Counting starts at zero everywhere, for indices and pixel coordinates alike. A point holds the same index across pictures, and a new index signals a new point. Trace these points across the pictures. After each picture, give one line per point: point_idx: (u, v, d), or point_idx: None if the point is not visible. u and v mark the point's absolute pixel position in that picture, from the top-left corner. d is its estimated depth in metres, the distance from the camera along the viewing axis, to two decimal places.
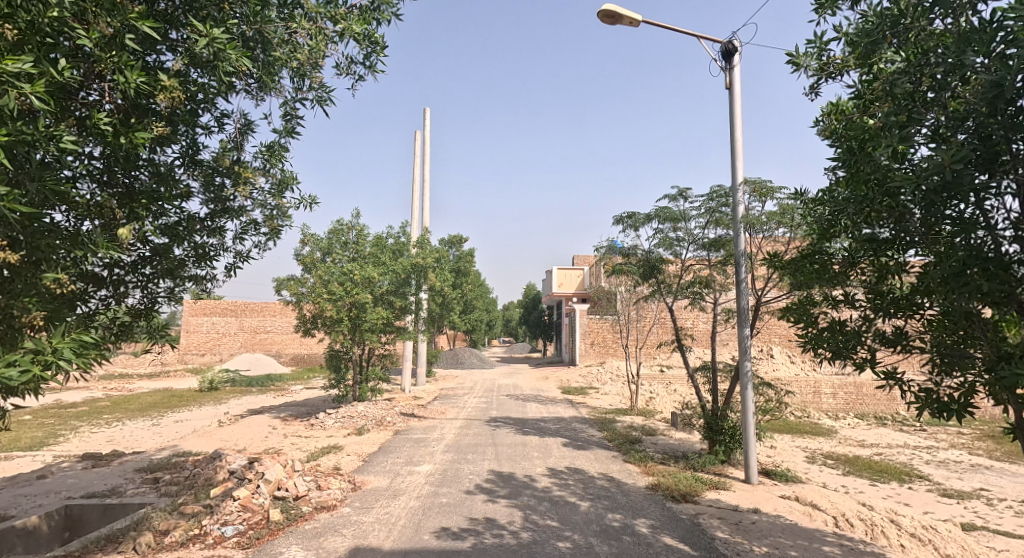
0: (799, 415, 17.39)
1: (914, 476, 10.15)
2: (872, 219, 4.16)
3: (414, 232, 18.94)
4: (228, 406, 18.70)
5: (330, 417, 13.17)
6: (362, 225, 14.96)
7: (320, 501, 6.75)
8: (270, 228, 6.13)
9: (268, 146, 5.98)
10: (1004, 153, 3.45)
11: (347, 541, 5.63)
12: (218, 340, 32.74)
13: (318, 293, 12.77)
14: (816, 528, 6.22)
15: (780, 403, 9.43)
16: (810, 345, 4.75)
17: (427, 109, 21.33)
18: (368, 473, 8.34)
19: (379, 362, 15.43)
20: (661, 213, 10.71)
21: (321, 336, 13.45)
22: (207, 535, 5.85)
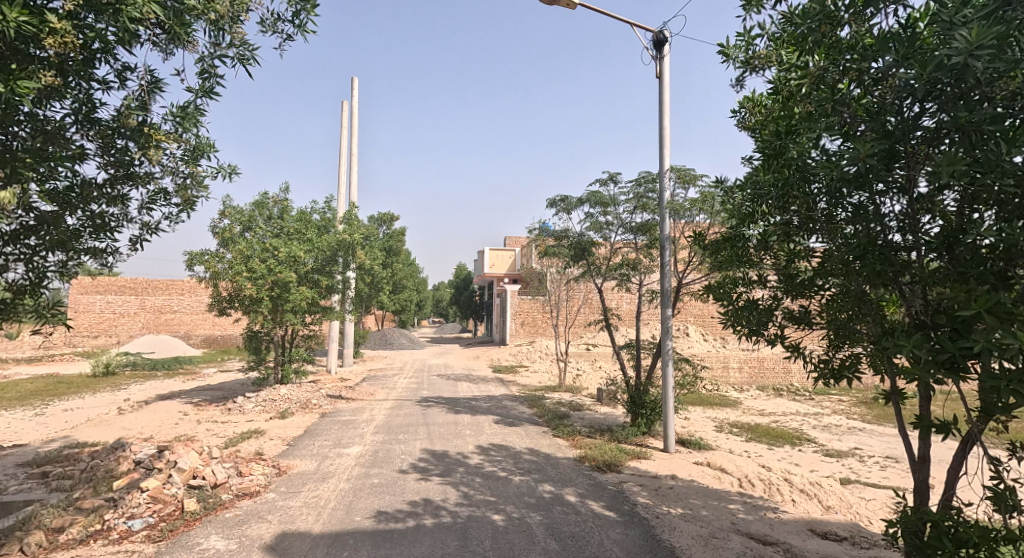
0: (710, 388, 18.77)
1: (804, 440, 11.34)
2: (789, 204, 4.57)
3: (341, 208, 18.50)
4: (128, 392, 17.71)
5: (250, 402, 12.80)
6: (286, 200, 14.52)
7: (241, 489, 6.68)
8: (182, 199, 5.59)
9: (181, 107, 5.16)
10: (898, 150, 3.90)
11: (272, 527, 5.65)
12: (113, 320, 30.57)
13: (235, 271, 12.21)
14: (724, 489, 6.91)
15: (696, 377, 10.18)
16: (729, 321, 5.25)
17: (355, 78, 20.73)
18: (294, 457, 8.29)
19: (303, 343, 15.11)
20: (592, 197, 11.16)
21: (238, 316, 12.95)
22: (112, 530, 5.63)
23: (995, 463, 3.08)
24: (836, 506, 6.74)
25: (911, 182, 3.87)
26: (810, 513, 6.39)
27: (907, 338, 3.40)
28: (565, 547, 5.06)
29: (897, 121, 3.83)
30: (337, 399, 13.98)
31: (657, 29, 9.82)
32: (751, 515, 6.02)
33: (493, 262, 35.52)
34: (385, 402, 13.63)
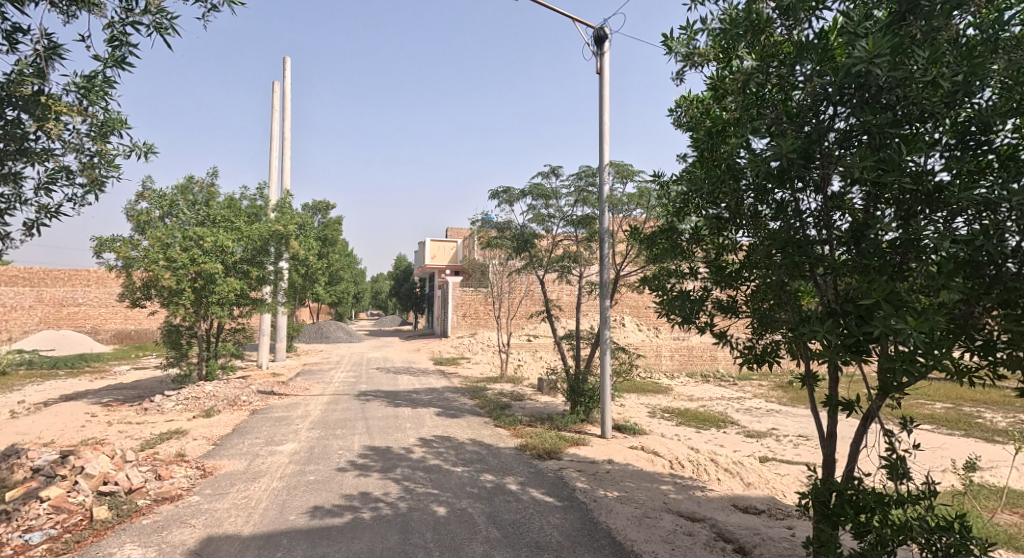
0: (644, 375, 19.52)
1: (728, 422, 12.06)
2: (719, 200, 4.82)
3: (272, 196, 17.85)
4: (27, 394, 16.35)
5: (169, 401, 12.15)
6: (212, 185, 13.97)
7: (161, 493, 6.36)
8: (87, 179, 5.04)
9: (86, 78, 4.61)
10: (816, 151, 4.18)
11: (196, 532, 5.40)
12: (5, 315, 28.01)
13: (150, 260, 11.50)
14: (656, 471, 7.27)
15: (631, 365, 10.60)
16: (664, 311, 5.49)
17: (287, 58, 19.91)
18: (221, 458, 7.98)
19: (230, 337, 14.47)
20: (534, 189, 11.32)
21: (156, 307, 12.24)
22: (5, 546, 5.17)
23: (889, 435, 3.42)
24: (756, 482, 7.26)
25: (827, 181, 4.17)
26: (733, 489, 6.84)
27: (820, 324, 3.68)
28: (506, 534, 5.17)
29: (816, 124, 4.13)
30: (268, 395, 13.54)
31: (598, 26, 10.05)
32: (680, 494, 6.38)
33: (435, 254, 35.19)
34: (321, 397, 13.33)
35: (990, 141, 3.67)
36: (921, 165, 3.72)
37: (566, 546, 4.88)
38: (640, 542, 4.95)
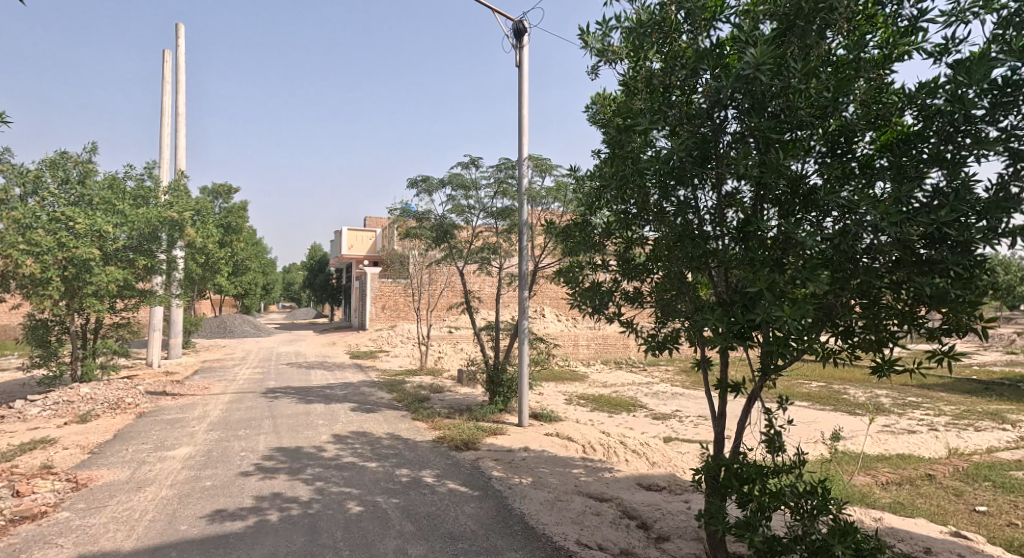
0: (561, 364, 20.09)
1: (638, 406, 12.74)
2: (627, 196, 5.02)
3: (164, 177, 16.54)
4: None
5: (36, 405, 10.90)
6: (89, 161, 12.43)
7: (22, 512, 5.63)
8: None
9: None
10: (710, 151, 4.45)
11: (67, 551, 4.88)
12: None
13: (8, 247, 10.18)
14: (569, 456, 7.57)
15: (548, 355, 10.87)
16: (577, 301, 5.69)
17: (181, 26, 18.43)
18: (99, 467, 7.30)
19: (112, 333, 13.25)
20: (454, 179, 11.27)
21: (17, 301, 11.00)
22: None
23: (768, 413, 3.79)
24: (661, 461, 7.76)
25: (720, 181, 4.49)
26: (639, 469, 7.26)
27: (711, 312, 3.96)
28: (421, 527, 5.19)
29: (712, 126, 4.40)
30: (159, 396, 12.57)
31: (517, 19, 10.16)
32: (590, 477, 6.69)
33: (351, 244, 34.10)
34: (222, 396, 12.57)
35: (853, 150, 4.13)
36: (797, 169, 4.11)
37: (480, 535, 4.98)
38: (551, 524, 5.15)
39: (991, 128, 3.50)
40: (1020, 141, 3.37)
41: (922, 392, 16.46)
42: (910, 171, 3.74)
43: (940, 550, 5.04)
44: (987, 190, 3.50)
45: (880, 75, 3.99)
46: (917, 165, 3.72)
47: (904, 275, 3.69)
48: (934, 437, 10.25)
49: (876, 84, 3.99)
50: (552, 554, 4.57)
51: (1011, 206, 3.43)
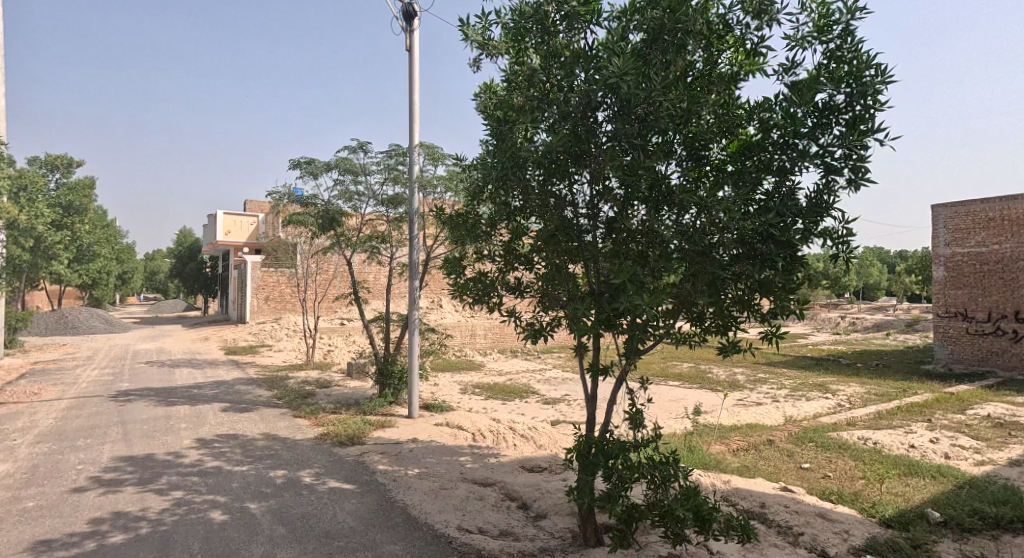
0: (456, 353, 20.17)
1: (530, 392, 13.15)
2: (509, 190, 4.99)
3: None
4: None
5: None
6: None
7: None
8: None
9: None
10: (585, 148, 4.62)
11: None
12: None
13: None
14: (457, 445, 7.67)
15: (440, 345, 10.85)
16: (457, 293, 5.46)
17: None
18: None
19: None
20: (341, 164, 10.83)
21: None
22: None
23: (631, 393, 4.14)
24: (546, 443, 8.12)
25: (594, 177, 4.68)
26: (525, 453, 7.55)
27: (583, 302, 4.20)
28: (292, 530, 5.01)
29: (588, 122, 4.51)
30: None
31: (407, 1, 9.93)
32: (475, 463, 6.85)
33: (229, 229, 31.49)
34: (61, 403, 11.10)
35: (704, 155, 4.58)
36: (660, 170, 4.45)
37: (357, 531, 4.91)
38: (434, 513, 5.22)
39: (812, 144, 4.07)
40: (832, 157, 3.94)
41: (774, 369, 18.62)
42: (748, 177, 4.24)
43: (772, 504, 5.83)
44: (806, 196, 4.10)
45: (729, 89, 4.44)
46: (756, 172, 4.23)
47: (741, 267, 4.21)
48: (776, 407, 11.70)
49: (726, 97, 4.45)
50: (431, 542, 4.64)
51: (823, 211, 4.05)
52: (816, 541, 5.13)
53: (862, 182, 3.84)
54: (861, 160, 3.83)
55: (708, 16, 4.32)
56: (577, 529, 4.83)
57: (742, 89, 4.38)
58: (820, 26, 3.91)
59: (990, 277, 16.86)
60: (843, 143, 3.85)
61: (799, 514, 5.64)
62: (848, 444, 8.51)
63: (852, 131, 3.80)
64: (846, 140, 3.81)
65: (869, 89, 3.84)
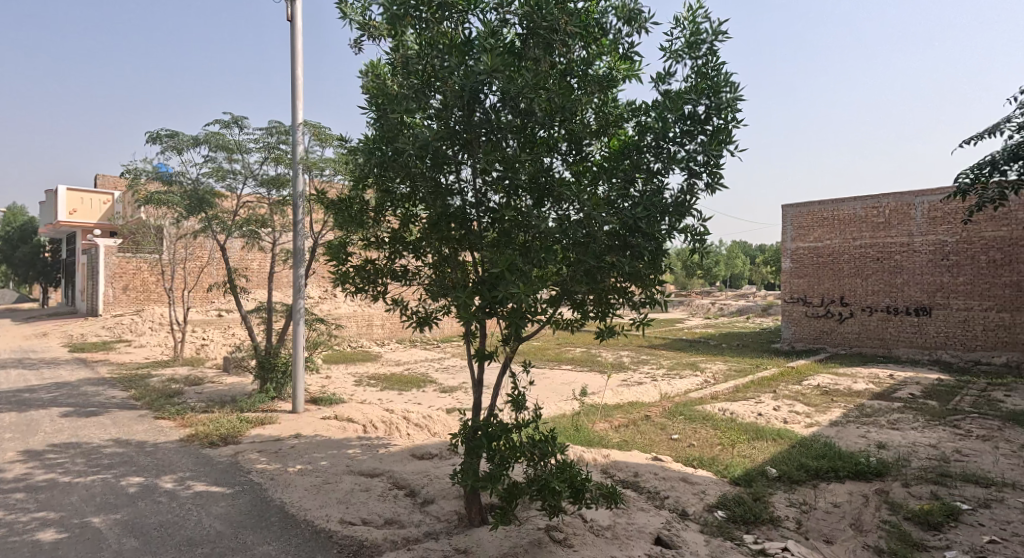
0: (350, 345, 19.55)
1: (427, 381, 13.10)
2: (393, 178, 4.87)
3: None
4: None
5: None
6: None
7: None
8: None
9: None
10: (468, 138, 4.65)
11: None
12: None
13: None
14: (344, 437, 7.50)
15: (329, 336, 10.46)
16: (338, 281, 5.16)
17: None
18: None
19: None
20: (211, 139, 10.00)
21: None
22: None
23: (514, 377, 4.32)
24: (439, 431, 8.19)
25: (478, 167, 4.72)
26: (416, 441, 7.56)
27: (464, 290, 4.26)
28: (146, 542, 4.58)
29: (473, 112, 4.53)
30: None
31: None
32: (363, 454, 6.75)
33: (75, 208, 27.75)
34: None
35: (586, 151, 4.83)
36: (541, 164, 4.60)
37: (225, 535, 4.66)
38: (314, 508, 5.10)
39: (679, 149, 4.45)
40: (695, 162, 4.34)
41: (654, 351, 20.10)
42: (622, 176, 4.56)
43: (644, 472, 6.38)
44: (672, 196, 4.48)
45: (605, 92, 4.71)
46: (630, 172, 4.54)
47: (616, 259, 4.50)
48: (655, 385, 12.67)
49: (603, 99, 4.72)
50: (309, 538, 4.55)
51: (686, 210, 4.45)
52: (678, 502, 5.73)
53: (717, 186, 4.28)
54: (718, 166, 4.26)
55: (585, 19, 4.55)
56: (463, 512, 4.98)
57: (618, 92, 4.67)
58: (689, 43, 4.28)
59: (824, 267, 19.40)
60: (704, 150, 4.26)
61: (666, 480, 6.22)
62: (712, 416, 9.46)
63: (712, 140, 4.22)
64: (706, 147, 4.22)
65: (726, 104, 4.29)
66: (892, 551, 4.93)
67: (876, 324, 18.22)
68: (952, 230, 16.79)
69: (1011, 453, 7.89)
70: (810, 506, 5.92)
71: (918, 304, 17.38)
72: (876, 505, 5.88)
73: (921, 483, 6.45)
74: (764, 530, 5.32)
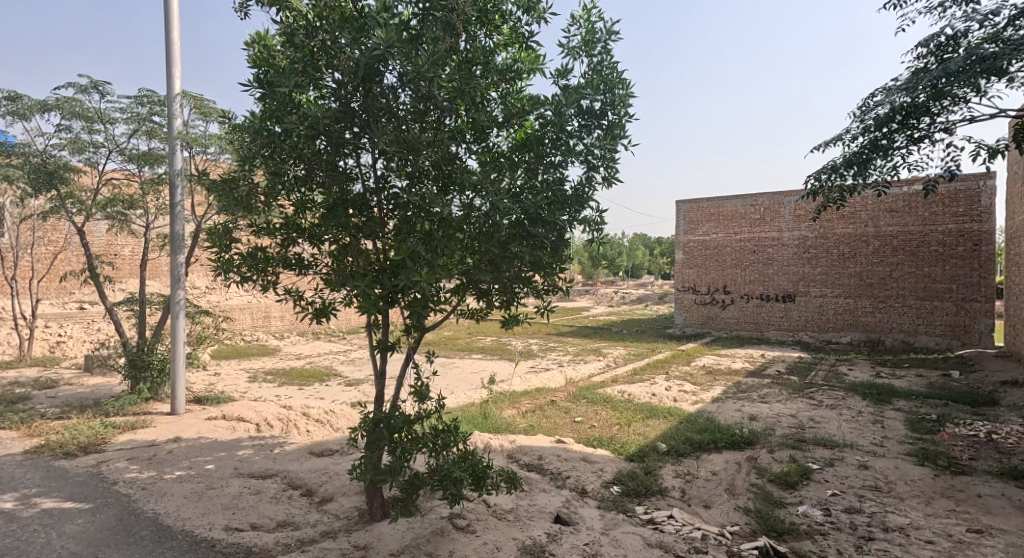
0: (244, 339, 18.31)
1: (330, 375, 12.58)
2: (286, 160, 4.58)
3: None
4: None
5: None
6: None
7: None
8: None
9: None
10: (365, 120, 4.45)
11: None
12: None
13: None
14: (234, 438, 7.03)
15: (215, 330, 9.71)
16: (221, 270, 4.70)
17: None
18: None
19: None
20: (64, 105, 8.87)
21: None
22: None
23: (417, 368, 4.26)
24: (342, 426, 7.92)
25: (377, 152, 4.55)
26: (316, 438, 7.26)
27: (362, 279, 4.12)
28: None
29: (371, 93, 4.35)
30: None
31: None
32: (255, 455, 6.35)
33: None
34: None
35: (491, 142, 4.81)
36: (444, 150, 4.53)
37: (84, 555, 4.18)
38: (194, 517, 4.72)
39: (578, 143, 4.57)
40: (592, 156, 4.48)
41: (561, 338, 20.68)
42: (525, 167, 4.59)
43: (547, 455, 6.57)
44: (571, 187, 4.59)
45: (508, 81, 4.72)
46: (533, 163, 4.59)
47: (519, 248, 4.53)
48: (560, 371, 13.04)
49: (505, 88, 4.73)
50: (187, 550, 4.21)
51: (584, 202, 4.58)
52: (578, 481, 5.97)
53: (613, 180, 4.45)
54: (614, 160, 4.43)
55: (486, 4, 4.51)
56: (363, 507, 4.86)
57: (520, 82, 4.70)
58: (585, 40, 4.38)
59: (711, 258, 20.96)
60: (600, 144, 4.41)
61: (567, 460, 6.45)
62: (611, 398, 9.92)
63: (608, 135, 4.38)
64: (603, 141, 4.37)
65: (620, 101, 4.46)
66: (758, 511, 5.48)
67: (753, 309, 20.01)
68: (812, 226, 18.68)
69: (852, 418, 9.02)
70: (693, 475, 6.41)
71: (786, 291, 19.27)
72: (747, 470, 6.51)
73: (783, 449, 7.25)
74: (653, 501, 5.69)
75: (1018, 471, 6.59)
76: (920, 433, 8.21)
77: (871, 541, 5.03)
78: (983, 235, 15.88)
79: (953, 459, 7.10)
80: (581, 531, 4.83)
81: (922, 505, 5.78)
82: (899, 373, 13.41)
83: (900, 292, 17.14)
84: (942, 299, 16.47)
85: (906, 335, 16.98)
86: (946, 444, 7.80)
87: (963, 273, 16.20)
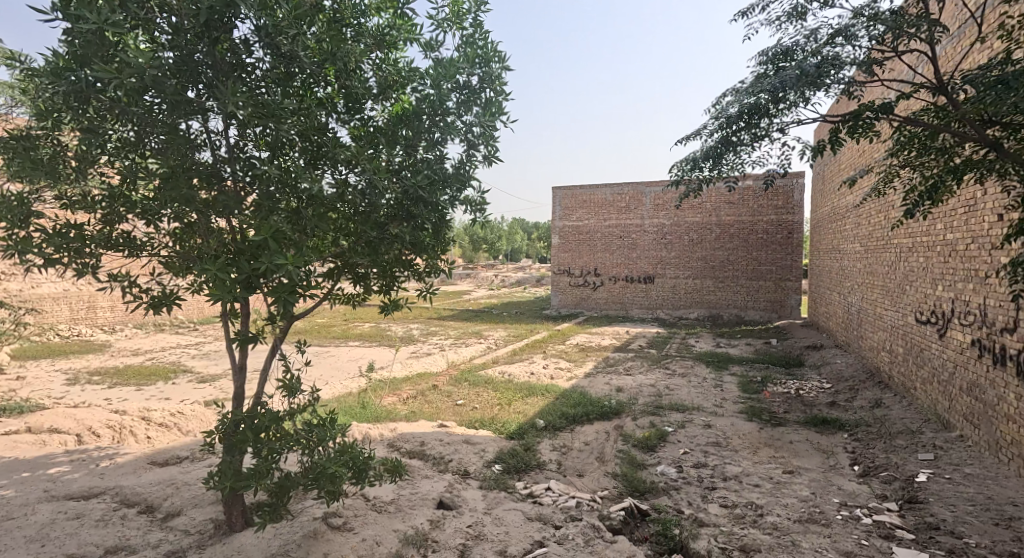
0: (60, 334, 15.66)
1: (178, 372, 11.18)
2: (111, 118, 3.79)
3: None
4: None
5: None
6: None
7: None
8: None
9: None
10: (210, 76, 3.81)
11: None
12: None
13: None
14: (46, 454, 5.90)
15: (15, 326, 8.08)
16: (13, 251, 3.73)
17: None
18: None
19: None
20: None
21: None
22: None
23: (286, 359, 3.81)
24: (194, 429, 7.06)
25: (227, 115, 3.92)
26: (160, 445, 6.38)
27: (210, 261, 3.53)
28: None
29: (216, 45, 3.73)
30: None
31: None
32: (74, 473, 5.35)
33: None
34: None
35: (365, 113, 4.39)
36: (310, 117, 4.04)
37: None
38: None
39: (456, 120, 4.32)
40: (471, 133, 4.26)
41: (439, 322, 20.39)
42: (402, 143, 4.24)
43: (430, 440, 6.34)
44: (451, 165, 4.34)
45: (382, 47, 4.33)
46: (411, 137, 4.26)
47: (397, 228, 4.19)
48: (442, 355, 12.82)
49: (379, 55, 4.32)
50: None
51: (465, 181, 4.36)
52: (461, 463, 5.82)
53: (494, 159, 4.27)
54: (493, 138, 4.25)
55: None
56: (220, 518, 4.30)
57: (394, 49, 4.32)
58: (458, 9, 4.14)
59: (582, 243, 21.86)
60: (479, 120, 4.20)
61: (449, 444, 6.26)
62: (489, 379, 9.90)
63: (486, 112, 4.19)
64: (481, 118, 4.17)
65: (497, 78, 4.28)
66: (624, 475, 5.71)
67: (619, 290, 21.23)
68: (668, 215, 20.21)
69: (698, 384, 9.89)
70: (568, 448, 6.56)
71: (646, 272, 20.68)
72: (614, 438, 6.79)
73: (644, 416, 7.68)
74: (532, 475, 5.72)
75: (817, 418, 7.63)
76: (748, 393, 9.23)
77: (713, 490, 5.49)
78: (795, 224, 18.38)
79: (772, 413, 8.04)
80: (464, 514, 4.70)
81: (750, 455, 6.44)
82: (733, 343, 15.05)
83: (733, 273, 19.24)
84: (766, 279, 18.78)
85: (738, 310, 19.14)
86: (768, 400, 8.84)
87: (780, 257, 18.60)
